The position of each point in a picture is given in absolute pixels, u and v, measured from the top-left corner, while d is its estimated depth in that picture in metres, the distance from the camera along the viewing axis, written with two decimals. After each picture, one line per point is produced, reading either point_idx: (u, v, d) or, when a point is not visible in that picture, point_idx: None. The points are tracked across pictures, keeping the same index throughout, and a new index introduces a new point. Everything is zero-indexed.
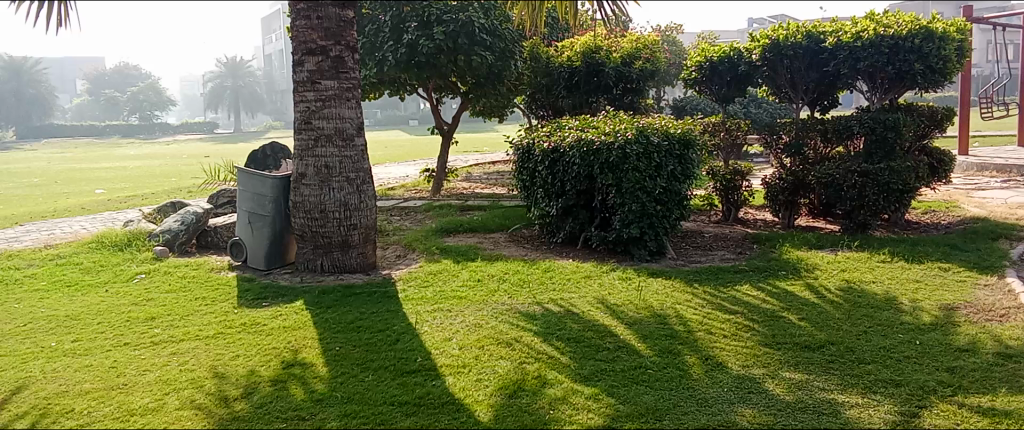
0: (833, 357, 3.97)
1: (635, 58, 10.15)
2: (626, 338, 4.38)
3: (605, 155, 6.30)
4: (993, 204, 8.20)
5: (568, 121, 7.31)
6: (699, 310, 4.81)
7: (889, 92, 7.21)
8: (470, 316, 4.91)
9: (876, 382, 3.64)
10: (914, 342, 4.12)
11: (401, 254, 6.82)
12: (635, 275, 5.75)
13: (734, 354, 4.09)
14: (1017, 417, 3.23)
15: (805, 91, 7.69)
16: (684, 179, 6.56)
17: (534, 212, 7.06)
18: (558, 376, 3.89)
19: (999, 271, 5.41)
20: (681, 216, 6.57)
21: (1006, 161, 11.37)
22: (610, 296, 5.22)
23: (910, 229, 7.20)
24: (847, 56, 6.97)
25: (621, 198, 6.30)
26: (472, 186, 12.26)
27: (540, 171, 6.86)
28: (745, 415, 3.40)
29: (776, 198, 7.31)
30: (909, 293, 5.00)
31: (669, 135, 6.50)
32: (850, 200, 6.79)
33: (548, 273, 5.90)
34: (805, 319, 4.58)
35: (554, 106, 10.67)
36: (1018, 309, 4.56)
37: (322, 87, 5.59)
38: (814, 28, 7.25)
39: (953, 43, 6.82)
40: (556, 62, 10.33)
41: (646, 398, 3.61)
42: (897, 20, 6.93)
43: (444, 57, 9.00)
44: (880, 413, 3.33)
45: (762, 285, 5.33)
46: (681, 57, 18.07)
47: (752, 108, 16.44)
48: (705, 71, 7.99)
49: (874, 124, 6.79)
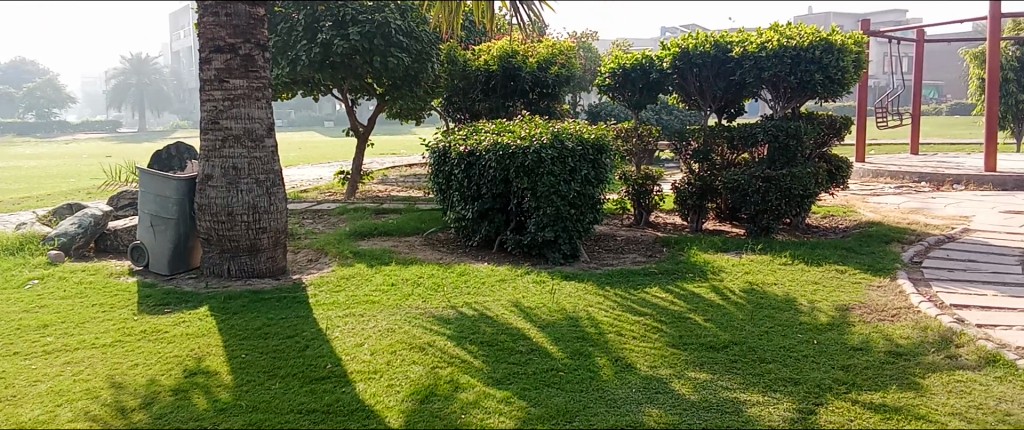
0: (736, 357, 4.09)
1: (551, 63, 10.25)
2: (538, 341, 4.41)
3: (520, 159, 6.32)
4: (887, 209, 8.63)
5: (484, 124, 7.32)
6: (609, 312, 4.89)
7: (791, 101, 7.51)
8: (383, 320, 4.85)
9: (776, 381, 3.77)
10: (812, 342, 4.29)
11: (312, 258, 6.68)
12: (549, 278, 5.79)
13: (643, 355, 4.16)
14: (906, 412, 3.37)
15: (713, 99, 7.91)
16: (597, 183, 6.66)
17: (450, 216, 7.04)
18: (470, 380, 3.88)
19: (891, 273, 5.69)
20: (594, 220, 6.66)
21: (899, 168, 12.01)
22: (524, 299, 5.24)
23: (810, 233, 7.50)
24: (752, 66, 7.22)
25: (536, 202, 6.34)
26: (388, 188, 12.15)
27: (456, 174, 6.85)
28: (653, 414, 3.47)
29: (685, 202, 7.50)
30: (808, 294, 5.21)
31: (583, 140, 6.57)
32: (755, 205, 7.03)
33: (463, 276, 5.88)
34: (710, 320, 4.71)
35: (471, 109, 10.70)
36: (908, 309, 4.81)
37: (230, 86, 5.43)
38: (722, 37, 7.51)
39: (850, 55, 7.14)
40: (473, 65, 10.33)
41: (556, 400, 3.63)
42: (799, 32, 7.22)
43: (359, 58, 8.89)
44: (779, 410, 3.45)
45: (670, 287, 5.46)
46: (596, 64, 18.36)
47: (664, 114, 16.86)
48: (618, 78, 8.14)
49: (778, 132, 7.09)
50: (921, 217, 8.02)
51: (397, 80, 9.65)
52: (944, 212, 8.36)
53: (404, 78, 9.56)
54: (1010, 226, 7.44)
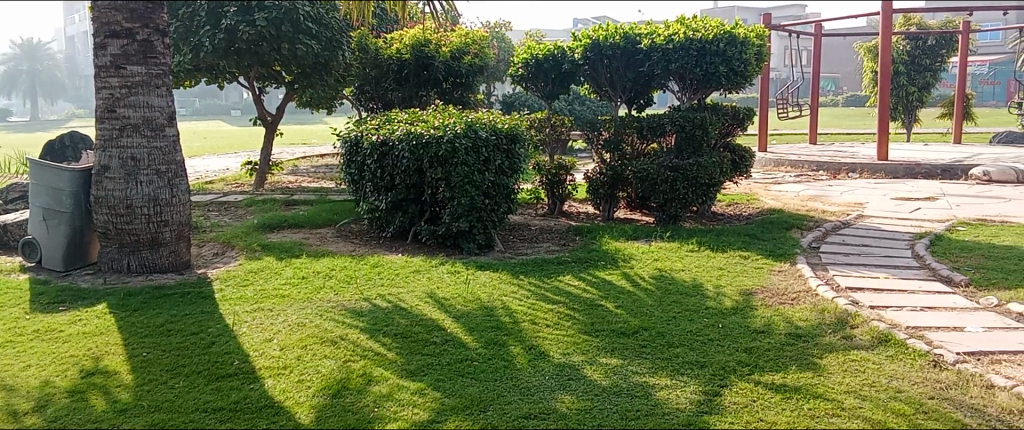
0: (645, 342, 4.19)
1: (463, 53, 10.20)
2: (452, 332, 4.40)
3: (434, 148, 6.28)
4: (787, 197, 8.99)
5: (396, 114, 7.22)
6: (523, 301, 4.92)
7: (697, 92, 7.72)
8: (292, 314, 4.74)
9: (684, 364, 3.88)
10: (717, 326, 4.43)
11: (218, 251, 6.47)
12: (463, 268, 5.78)
13: (556, 343, 4.21)
14: (805, 392, 3.52)
15: (622, 90, 8.05)
16: (511, 173, 6.67)
17: (363, 206, 6.93)
18: (383, 373, 3.85)
19: (791, 258, 5.93)
20: (509, 209, 6.67)
21: (798, 157, 12.53)
22: (438, 290, 5.22)
23: (716, 220, 7.74)
24: (660, 57, 7.37)
25: (450, 192, 6.32)
26: (299, 179, 11.89)
27: (368, 164, 6.75)
28: (566, 401, 3.51)
29: (597, 192, 7.64)
30: (714, 279, 5.38)
31: (496, 129, 6.55)
32: (664, 194, 7.21)
33: (377, 268, 5.81)
34: (621, 306, 4.81)
35: (383, 98, 10.56)
36: (807, 292, 5.03)
37: (128, 72, 5.19)
38: (631, 29, 7.62)
39: (752, 48, 7.39)
40: (384, 54, 10.17)
41: (471, 390, 3.63)
42: (704, 25, 7.42)
43: (267, 44, 8.63)
44: (686, 393, 3.55)
45: (582, 275, 5.55)
46: (509, 54, 18.46)
47: (576, 104, 17.13)
48: (531, 68, 8.15)
49: (684, 123, 7.24)
50: (819, 204, 8.38)
51: (307, 68, 9.47)
52: (840, 199, 8.76)
53: (314, 65, 9.38)
54: (900, 212, 7.87)
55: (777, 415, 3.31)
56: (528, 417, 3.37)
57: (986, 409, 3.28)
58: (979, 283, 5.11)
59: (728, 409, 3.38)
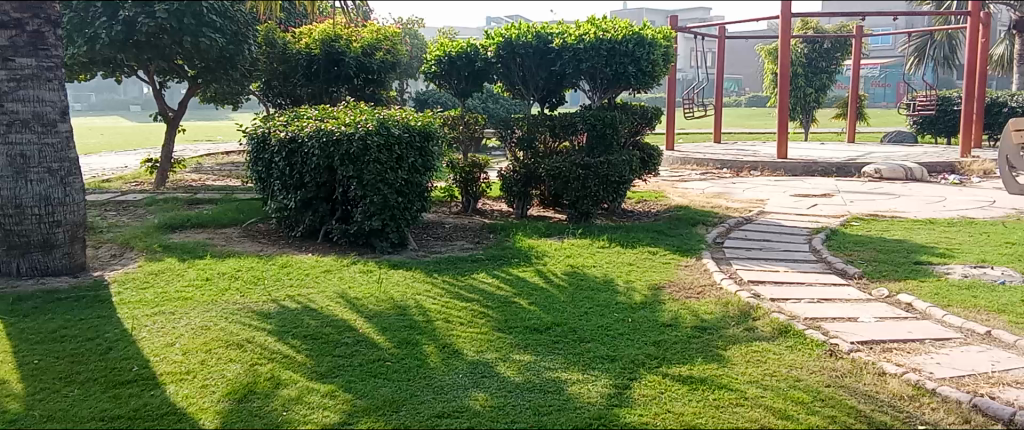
0: (557, 338, 4.24)
1: (375, 49, 10.01)
2: (364, 332, 4.34)
3: (345, 145, 6.16)
4: (693, 194, 9.27)
5: (306, 110, 7.06)
6: (437, 300, 4.90)
7: (607, 91, 7.85)
8: (195, 318, 4.58)
9: (595, 359, 3.95)
10: (627, 320, 4.52)
11: (116, 253, 6.19)
12: (376, 267, 5.70)
13: (470, 340, 4.21)
14: (710, 383, 3.63)
15: (535, 89, 8.11)
16: (425, 171, 6.60)
17: (270, 205, 6.75)
18: (292, 376, 3.76)
19: (697, 253, 6.11)
20: (422, 208, 6.61)
21: (704, 156, 12.93)
22: (350, 290, 5.14)
23: (626, 217, 7.90)
24: (571, 57, 7.47)
25: (363, 190, 6.22)
26: (203, 177, 11.49)
27: (277, 162, 6.58)
28: (479, 398, 3.51)
29: (511, 189, 7.70)
30: (624, 275, 5.49)
31: (409, 127, 6.48)
32: (576, 191, 7.31)
33: (285, 268, 5.67)
34: (534, 303, 4.84)
35: (292, 94, 10.31)
36: (712, 286, 5.19)
37: (16, 65, 4.90)
38: (543, 28, 7.68)
39: (659, 49, 7.59)
40: (293, 48, 9.92)
41: (383, 391, 3.59)
42: (613, 26, 7.56)
43: (167, 37, 8.27)
44: (597, 387, 3.61)
45: (496, 272, 5.56)
46: (422, 51, 18.37)
47: (489, 103, 17.23)
48: (443, 65, 8.07)
49: (595, 121, 7.35)
50: (723, 201, 8.67)
51: (211, 62, 9.15)
52: (743, 196, 9.08)
53: (218, 60, 9.07)
54: (799, 208, 8.21)
55: (684, 406, 3.40)
56: (442, 416, 3.35)
57: (879, 395, 3.45)
58: (872, 275, 5.38)
59: (638, 401, 3.45)
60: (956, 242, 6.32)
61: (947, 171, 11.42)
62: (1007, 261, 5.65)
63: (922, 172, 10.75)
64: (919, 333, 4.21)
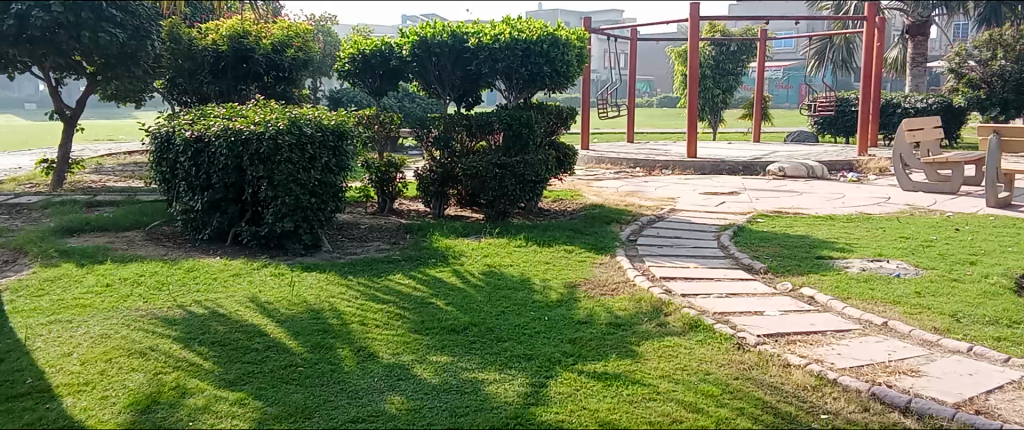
0: (475, 338, 4.22)
1: (286, 45, 9.74)
2: (276, 337, 4.22)
3: (254, 145, 5.99)
4: (608, 193, 9.41)
5: (213, 108, 6.83)
6: (352, 302, 4.81)
7: (523, 91, 7.89)
8: (95, 326, 4.36)
9: (512, 358, 3.95)
10: (543, 319, 4.55)
11: (7, 259, 5.84)
12: (288, 270, 5.56)
13: (386, 343, 4.15)
14: (624, 379, 3.68)
15: (451, 88, 8.08)
16: (339, 170, 6.46)
17: (176, 207, 6.50)
18: (199, 384, 3.62)
19: (611, 251, 6.20)
20: (337, 208, 6.47)
21: (617, 155, 13.15)
22: (261, 294, 4.99)
23: (543, 216, 7.95)
24: (486, 57, 7.46)
25: (273, 191, 6.04)
26: (103, 178, 10.99)
27: (182, 162, 6.34)
28: (395, 402, 3.46)
29: (427, 189, 7.64)
30: (540, 274, 5.52)
31: (322, 126, 6.34)
32: (492, 191, 7.32)
33: (192, 273, 5.46)
34: (451, 304, 4.81)
35: (199, 92, 9.94)
36: (626, 283, 5.28)
37: None
38: (458, 28, 7.65)
39: (574, 49, 7.67)
40: (198, 44, 9.58)
41: (295, 397, 3.50)
42: (528, 26, 7.61)
43: (64, 32, 7.86)
44: (514, 386, 3.61)
45: (412, 273, 5.50)
46: (335, 48, 18.13)
47: (405, 102, 17.17)
48: (357, 64, 7.90)
49: (512, 121, 7.37)
50: (636, 199, 8.83)
51: (112, 58, 8.65)
52: (656, 194, 9.28)
53: (119, 55, 8.67)
54: (709, 206, 8.43)
55: (599, 402, 3.44)
56: (357, 421, 3.28)
57: (784, 386, 3.57)
58: (777, 270, 5.57)
59: (554, 399, 3.47)
60: (854, 237, 6.62)
61: (845, 169, 11.96)
62: (901, 254, 5.95)
63: (822, 170, 11.23)
64: (821, 325, 4.38)
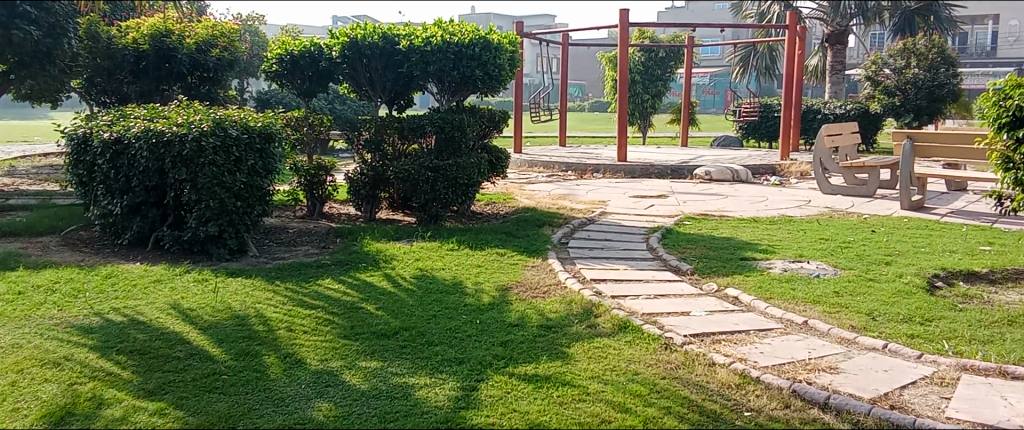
0: (406, 343, 4.18)
1: (211, 45, 9.48)
2: (198, 345, 4.10)
3: (177, 147, 5.82)
4: (540, 196, 9.47)
5: (134, 109, 6.61)
6: (279, 308, 4.71)
7: (455, 94, 7.87)
8: (5, 335, 4.16)
9: (443, 362, 3.93)
10: (475, 322, 4.54)
11: None
12: (212, 276, 5.42)
13: (314, 349, 4.07)
14: (554, 381, 3.70)
15: (382, 90, 8.01)
16: (266, 173, 6.32)
17: (93, 211, 6.26)
18: (117, 395, 3.49)
19: (543, 254, 6.23)
20: (264, 212, 6.33)
21: (549, 159, 13.25)
22: (183, 300, 4.84)
23: (476, 219, 7.94)
24: (418, 59, 7.40)
25: (197, 194, 5.87)
26: (16, 181, 10.51)
27: (100, 165, 6.12)
28: (322, 409, 3.40)
29: (359, 193, 7.55)
30: (473, 277, 5.51)
31: (248, 127, 6.18)
32: (424, 194, 7.28)
33: (110, 279, 5.27)
34: (382, 308, 4.76)
35: (118, 92, 9.61)
36: (557, 285, 5.31)
37: None
38: (389, 30, 7.59)
39: (506, 53, 7.70)
40: (118, 43, 9.25)
41: (218, 406, 3.41)
42: (460, 30, 7.60)
43: None
44: (444, 390, 3.59)
45: (342, 278, 5.42)
46: (262, 48, 17.80)
47: (336, 104, 17.01)
48: (286, 64, 7.75)
49: (444, 124, 7.35)
50: (568, 202, 8.91)
51: (25, 56, 8.38)
52: (587, 197, 9.38)
53: (34, 54, 8.31)
54: (638, 209, 8.57)
55: (529, 405, 3.45)
56: None
57: (709, 385, 3.65)
58: (703, 271, 5.69)
59: (484, 403, 3.46)
60: (776, 239, 6.82)
61: (769, 173, 12.32)
62: (821, 255, 6.15)
63: (747, 174, 11.54)
64: (744, 325, 4.49)
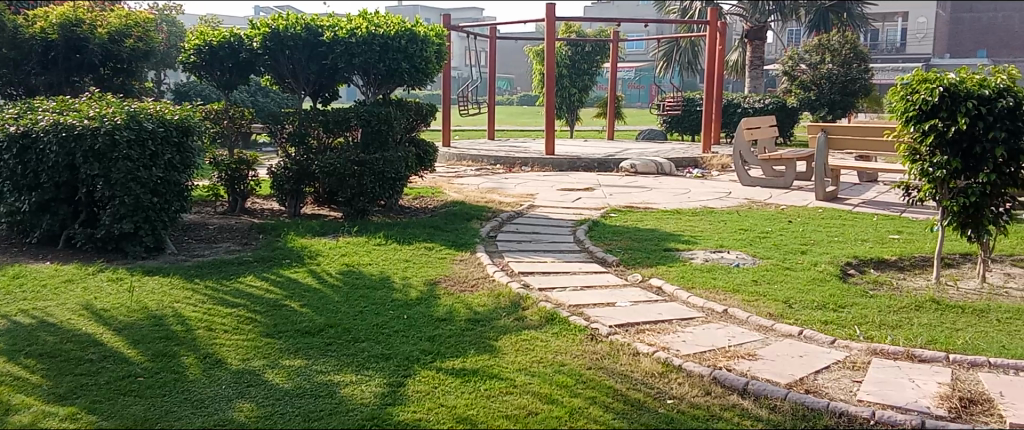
0: (331, 340, 4.13)
1: (124, 35, 9.12)
2: (113, 346, 3.96)
3: (88, 141, 5.60)
4: (468, 190, 9.47)
5: (41, 101, 6.31)
6: (198, 307, 4.58)
7: (381, 87, 7.80)
8: None
9: (369, 358, 3.89)
10: (402, 317, 4.51)
11: None
12: (127, 275, 5.23)
13: (234, 349, 3.98)
14: (481, 374, 3.71)
15: (306, 83, 7.87)
16: (184, 168, 6.12)
17: None
18: (25, 400, 3.34)
19: (471, 248, 6.23)
20: (182, 208, 6.13)
21: (477, 152, 13.25)
22: (96, 300, 4.66)
23: (404, 213, 7.89)
24: (343, 51, 7.28)
25: (110, 190, 5.66)
26: None
27: (6, 159, 5.84)
28: (244, 409, 3.33)
29: (282, 187, 7.40)
30: (400, 272, 5.47)
31: (165, 121, 5.97)
32: (351, 188, 7.20)
33: (17, 280, 5.03)
34: (306, 305, 4.69)
35: (24, 85, 9.10)
36: (485, 279, 5.32)
37: None
38: (313, 20, 7.44)
39: (432, 46, 7.66)
40: (25, 32, 8.75)
41: (134, 409, 3.30)
42: (385, 22, 7.54)
43: None
44: (370, 387, 3.56)
45: (265, 275, 5.31)
46: (180, 39, 17.28)
47: (259, 97, 16.71)
48: (204, 56, 7.54)
49: (370, 118, 7.28)
50: (496, 195, 8.93)
51: None
52: (515, 191, 9.42)
53: None
54: (565, 202, 8.65)
55: (456, 399, 3.45)
56: None
57: (633, 374, 3.72)
58: (628, 262, 5.79)
59: (411, 398, 3.45)
60: (698, 230, 6.99)
61: (692, 166, 12.61)
62: (741, 245, 6.33)
63: (671, 167, 11.78)
64: (667, 314, 4.59)
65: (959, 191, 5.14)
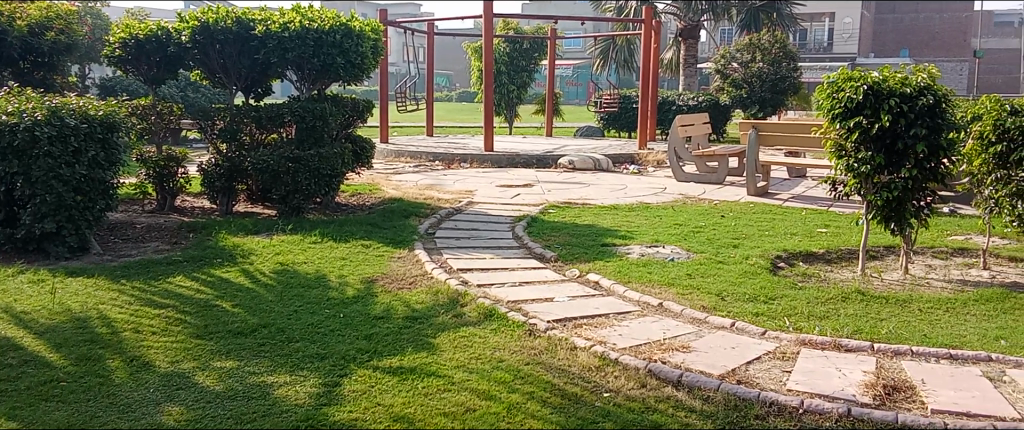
0: (264, 340, 4.05)
1: (44, 28, 8.77)
2: (34, 350, 3.81)
3: (7, 137, 5.39)
4: (406, 186, 9.41)
5: None
6: (125, 308, 4.44)
7: (316, 82, 7.67)
8: None
9: (304, 358, 3.83)
10: (338, 316, 4.46)
11: None
12: (49, 276, 5.04)
13: (163, 351, 3.87)
14: (418, 372, 3.69)
15: (238, 78, 7.69)
16: (109, 166, 5.89)
17: None
18: None
19: (409, 245, 6.19)
20: (108, 206, 5.91)
21: (416, 149, 13.18)
22: (16, 303, 4.48)
23: (340, 211, 7.78)
24: (275, 46, 7.14)
25: (31, 188, 5.45)
26: None
27: None
28: (172, 413, 3.24)
29: (213, 185, 7.24)
30: (337, 270, 5.40)
31: (89, 116, 5.74)
32: (285, 185, 7.07)
33: None
34: (239, 305, 4.58)
35: None
36: (423, 276, 5.29)
37: None
38: (244, 14, 7.28)
39: (368, 41, 7.58)
40: None
41: (56, 415, 3.18)
42: (320, 16, 7.42)
43: None
44: (305, 388, 3.50)
45: (195, 275, 5.18)
46: (104, 32, 16.73)
47: (189, 92, 16.28)
48: (130, 49, 7.30)
49: (305, 113, 7.13)
50: (434, 192, 8.90)
51: None
52: (453, 187, 9.40)
53: None
54: (503, 198, 8.67)
55: (393, 397, 3.42)
56: None
57: (570, 368, 3.75)
58: (566, 258, 5.83)
59: (347, 398, 3.41)
60: (634, 225, 7.09)
61: (628, 162, 12.79)
62: (675, 240, 6.45)
63: (608, 163, 11.92)
64: (603, 309, 4.65)
65: (882, 186, 5.31)
